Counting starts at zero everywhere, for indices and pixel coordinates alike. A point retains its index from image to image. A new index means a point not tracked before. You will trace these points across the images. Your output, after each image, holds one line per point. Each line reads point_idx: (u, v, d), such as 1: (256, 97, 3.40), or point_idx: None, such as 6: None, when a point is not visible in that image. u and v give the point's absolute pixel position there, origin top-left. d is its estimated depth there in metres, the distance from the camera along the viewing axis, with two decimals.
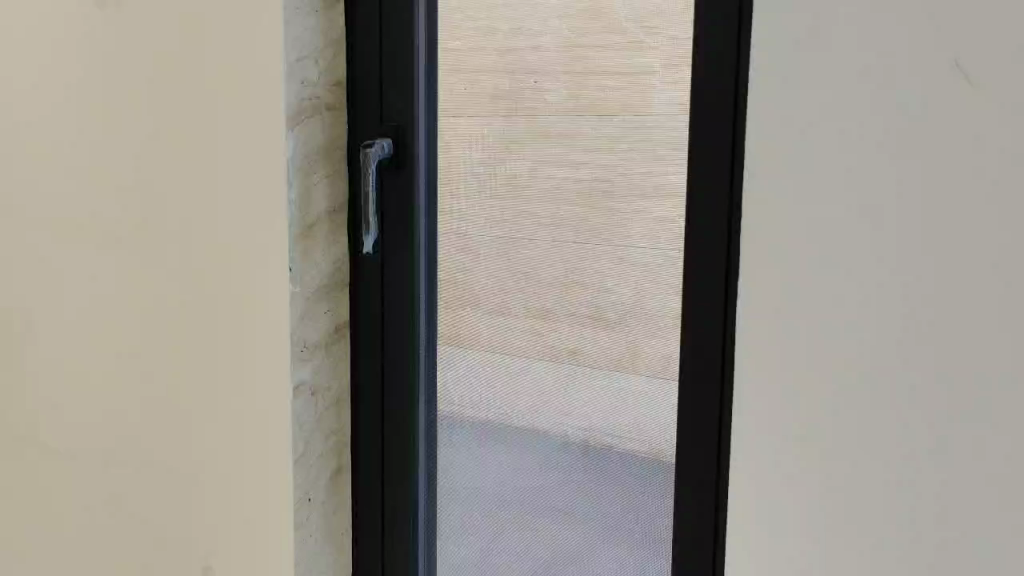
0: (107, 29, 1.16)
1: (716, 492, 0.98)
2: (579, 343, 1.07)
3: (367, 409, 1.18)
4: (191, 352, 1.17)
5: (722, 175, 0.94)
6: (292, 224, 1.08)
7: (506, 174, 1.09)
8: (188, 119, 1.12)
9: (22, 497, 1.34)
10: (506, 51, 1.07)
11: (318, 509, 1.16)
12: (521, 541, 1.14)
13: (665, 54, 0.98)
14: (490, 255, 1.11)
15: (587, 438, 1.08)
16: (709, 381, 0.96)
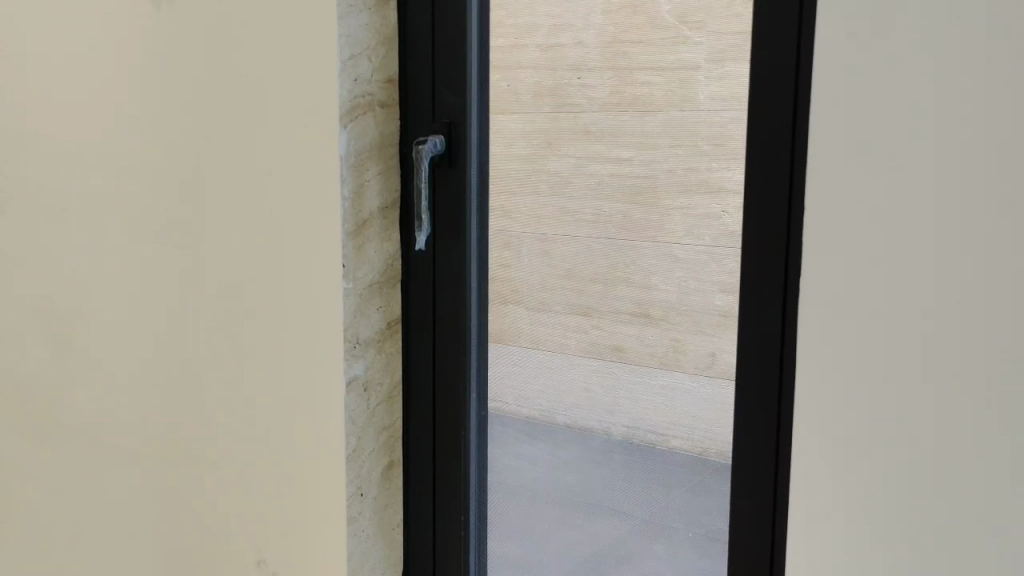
0: (154, 33, 1.19)
1: (775, 509, 0.93)
2: (625, 341, 1.07)
3: (418, 405, 1.19)
4: (237, 352, 1.19)
5: (782, 178, 0.89)
6: (345, 221, 1.08)
7: (550, 172, 1.10)
8: (232, 121, 1.14)
9: (83, 489, 1.37)
10: (548, 47, 1.08)
11: (370, 504, 1.16)
12: (566, 538, 1.13)
13: (709, 48, 0.96)
14: (532, 252, 1.12)
15: (631, 435, 1.07)
16: (768, 396, 0.92)
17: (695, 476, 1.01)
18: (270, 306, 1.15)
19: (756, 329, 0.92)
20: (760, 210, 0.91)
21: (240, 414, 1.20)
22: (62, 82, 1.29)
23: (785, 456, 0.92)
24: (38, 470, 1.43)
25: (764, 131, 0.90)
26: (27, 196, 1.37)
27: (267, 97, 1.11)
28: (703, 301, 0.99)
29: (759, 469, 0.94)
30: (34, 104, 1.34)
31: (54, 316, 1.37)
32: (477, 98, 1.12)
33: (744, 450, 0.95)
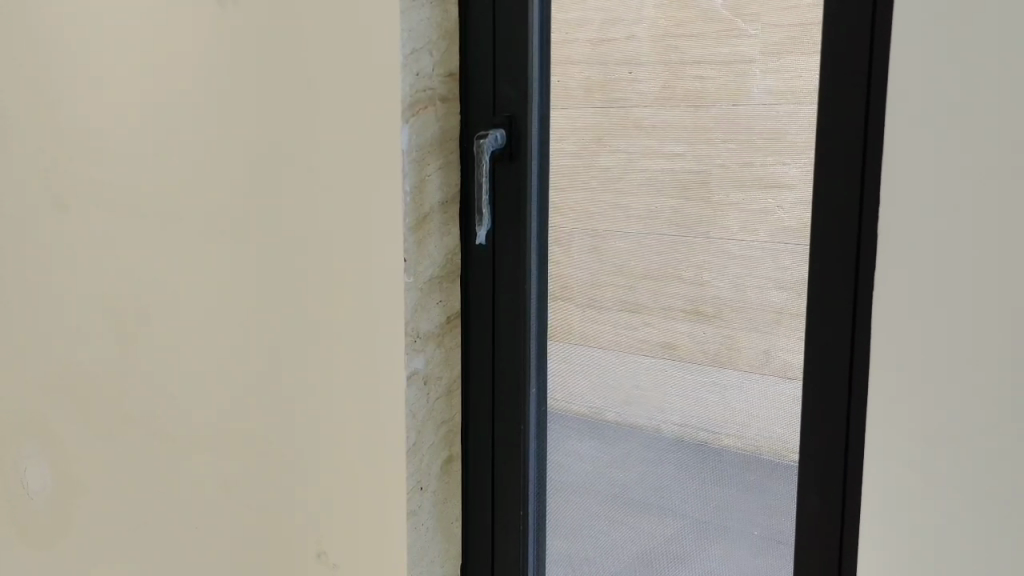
0: (210, 35, 1.21)
1: (843, 508, 0.92)
2: (676, 337, 1.05)
3: (477, 400, 1.19)
4: (291, 347, 1.21)
5: (852, 177, 0.88)
6: (407, 216, 1.08)
7: (600, 168, 1.09)
8: (286, 120, 1.16)
9: (149, 479, 1.41)
10: (600, 41, 1.07)
11: (430, 497, 1.17)
12: (622, 536, 1.12)
13: (765, 41, 0.95)
14: (583, 249, 1.11)
15: (683, 433, 1.06)
16: (836, 396, 0.91)
17: (755, 471, 1.01)
18: (323, 302, 1.16)
19: (828, 331, 0.91)
20: (830, 210, 0.89)
21: (294, 409, 1.22)
22: (124, 84, 1.33)
23: (855, 457, 0.90)
24: (105, 462, 1.47)
25: (834, 131, 0.88)
26: (94, 196, 1.41)
27: (319, 95, 1.12)
28: (757, 297, 0.99)
29: (826, 470, 0.93)
30: (97, 105, 1.37)
31: (119, 312, 1.41)
32: (538, 90, 1.11)
33: (812, 453, 0.93)
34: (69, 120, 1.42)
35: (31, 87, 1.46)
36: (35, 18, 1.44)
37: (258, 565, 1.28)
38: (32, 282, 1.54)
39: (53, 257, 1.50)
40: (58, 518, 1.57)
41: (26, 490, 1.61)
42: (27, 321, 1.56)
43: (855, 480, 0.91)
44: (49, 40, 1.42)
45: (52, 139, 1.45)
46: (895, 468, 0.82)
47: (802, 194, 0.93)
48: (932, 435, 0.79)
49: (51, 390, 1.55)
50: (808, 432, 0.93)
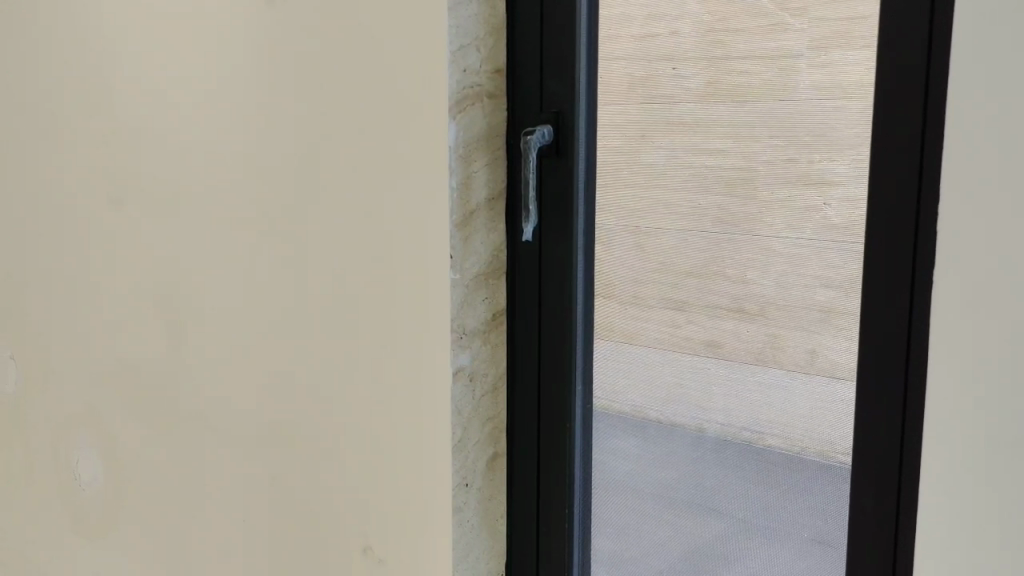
0: (257, 35, 1.23)
1: (898, 504, 0.90)
2: (720, 336, 1.04)
3: (522, 396, 1.19)
4: (335, 343, 1.22)
5: (910, 171, 0.86)
6: (454, 212, 1.08)
7: (642, 164, 1.08)
8: (330, 118, 1.17)
9: (198, 472, 1.43)
10: (643, 37, 1.06)
11: (475, 494, 1.17)
12: (668, 535, 1.11)
13: (812, 36, 0.94)
14: (624, 246, 1.10)
15: (727, 433, 1.05)
16: (891, 394, 0.89)
17: (801, 472, 0.99)
18: (368, 300, 1.17)
19: (884, 325, 0.89)
20: (886, 206, 0.88)
21: (337, 405, 1.23)
22: (172, 84, 1.36)
23: (910, 453, 0.89)
24: (153, 455, 1.50)
25: (890, 126, 0.87)
26: (142, 195, 1.45)
27: (363, 94, 1.13)
28: (803, 295, 0.97)
29: (880, 467, 0.91)
30: (146, 105, 1.41)
31: (167, 308, 1.44)
32: (585, 85, 1.10)
33: (865, 452, 0.92)
34: (119, 121, 1.46)
35: (87, 87, 1.50)
36: (91, 20, 1.47)
37: (304, 558, 1.30)
38: (86, 278, 1.58)
39: (104, 254, 1.54)
40: (109, 509, 1.60)
41: (80, 482, 1.65)
42: (83, 317, 1.60)
43: (910, 479, 0.89)
44: (102, 43, 1.46)
45: (104, 139, 1.49)
46: (951, 467, 0.82)
47: (850, 189, 0.92)
48: (990, 438, 0.79)
49: (102, 385, 1.58)
50: (863, 428, 0.92)
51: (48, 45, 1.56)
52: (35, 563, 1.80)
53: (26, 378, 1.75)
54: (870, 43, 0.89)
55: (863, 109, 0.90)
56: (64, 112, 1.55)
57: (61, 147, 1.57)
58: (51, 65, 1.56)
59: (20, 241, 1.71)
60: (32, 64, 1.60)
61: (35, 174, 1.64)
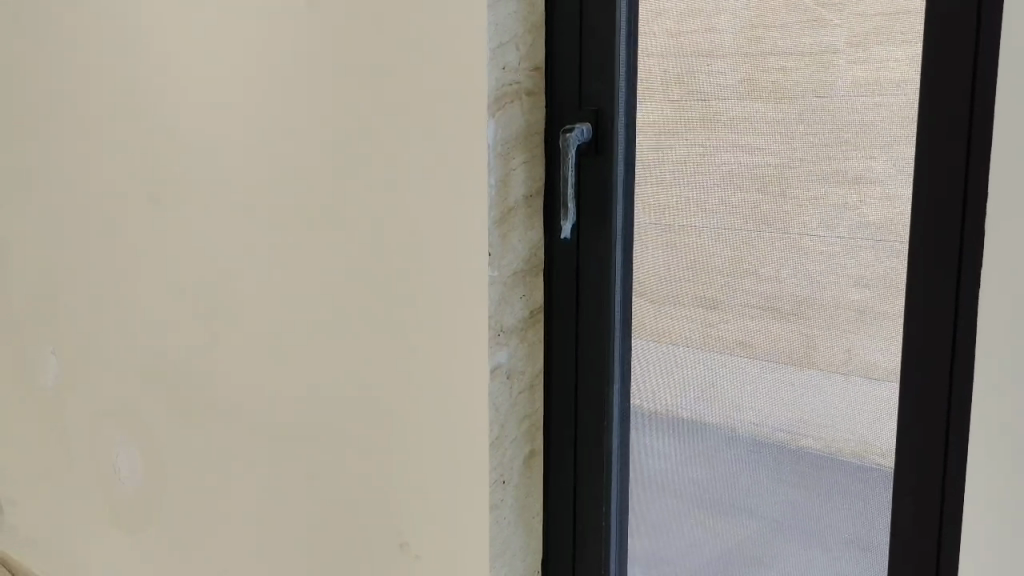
0: (292, 38, 1.25)
1: (942, 505, 0.90)
2: (753, 336, 1.03)
3: (559, 395, 1.19)
4: (370, 342, 1.23)
5: (957, 171, 0.86)
6: (492, 209, 1.08)
7: (676, 163, 1.07)
8: (365, 120, 1.18)
9: (235, 467, 1.44)
10: (680, 33, 1.05)
11: (513, 491, 1.16)
12: (706, 535, 1.11)
13: (850, 33, 0.93)
14: (657, 245, 1.10)
15: (759, 433, 1.04)
16: (936, 394, 0.89)
17: (839, 472, 0.98)
18: (403, 299, 1.18)
19: (931, 324, 0.89)
20: (932, 206, 0.88)
21: (372, 403, 1.24)
22: (208, 88, 1.38)
23: (955, 453, 0.88)
24: (190, 454, 1.53)
25: (937, 122, 0.87)
26: (179, 198, 1.47)
27: (398, 96, 1.14)
28: (838, 295, 0.97)
29: (924, 466, 0.91)
30: (183, 109, 1.43)
31: (203, 309, 1.46)
32: (624, 82, 1.10)
33: (909, 451, 0.92)
34: (155, 125, 1.49)
35: (128, 86, 1.52)
36: (131, 20, 1.49)
37: (341, 556, 1.31)
38: (124, 280, 1.61)
39: (141, 257, 1.57)
40: (148, 503, 1.62)
41: (119, 481, 1.68)
42: (124, 312, 1.63)
43: (954, 478, 0.88)
44: (137, 49, 1.49)
45: (141, 143, 1.52)
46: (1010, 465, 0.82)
47: (886, 188, 0.91)
48: None
49: (139, 385, 1.61)
50: (907, 428, 0.92)
51: (86, 54, 1.60)
52: (75, 560, 1.84)
53: (66, 372, 1.79)
54: (908, 41, 0.88)
55: (902, 106, 0.89)
56: (102, 117, 1.59)
57: (99, 152, 1.61)
58: (90, 73, 1.60)
59: (58, 244, 1.75)
60: (71, 71, 1.64)
61: (77, 172, 1.67)
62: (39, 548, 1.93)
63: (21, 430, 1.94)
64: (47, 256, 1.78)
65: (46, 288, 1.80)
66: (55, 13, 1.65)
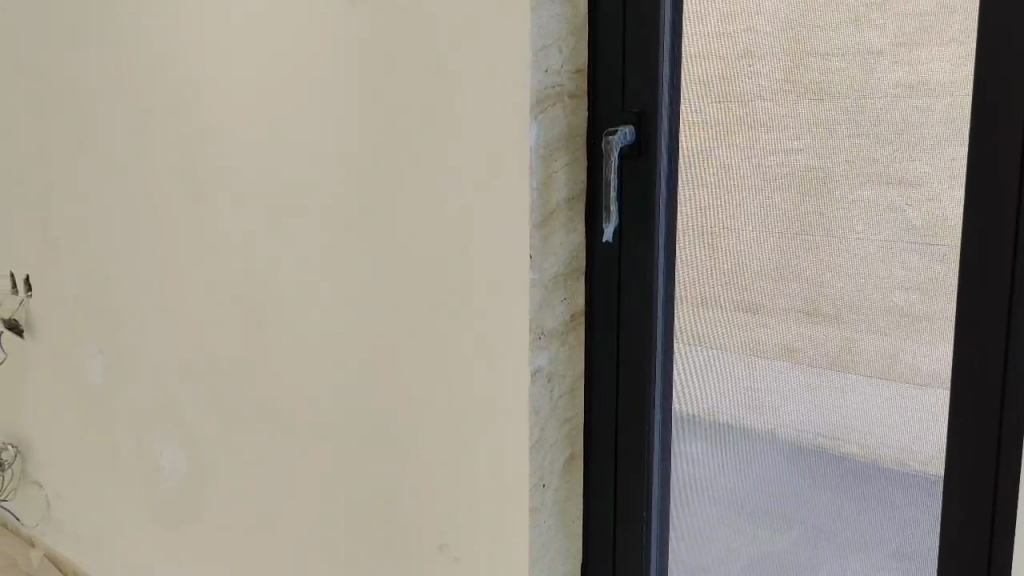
0: (311, 43, 1.29)
1: (994, 502, 0.88)
2: (793, 341, 1.02)
3: (599, 399, 1.18)
4: (391, 337, 1.26)
5: (1010, 169, 0.84)
6: (534, 212, 1.08)
7: (718, 165, 1.06)
8: (376, 119, 1.22)
9: (276, 467, 1.46)
10: (721, 34, 1.04)
11: (553, 495, 1.16)
12: (747, 540, 1.10)
13: (893, 32, 0.91)
14: (696, 249, 1.09)
15: (794, 438, 1.03)
16: (989, 394, 0.88)
17: (882, 478, 0.97)
18: (424, 296, 1.21)
19: (982, 324, 0.88)
20: (988, 207, 0.86)
21: (394, 397, 1.27)
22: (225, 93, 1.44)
23: (1009, 447, 0.87)
24: (223, 453, 1.57)
25: (990, 121, 0.85)
26: (215, 203, 1.50)
27: (409, 98, 1.18)
28: (880, 298, 0.95)
29: (976, 469, 0.89)
30: (202, 116, 1.49)
31: (228, 308, 1.51)
32: (668, 85, 1.08)
33: (959, 455, 0.90)
34: (177, 133, 1.55)
35: (172, 88, 1.55)
36: (177, 24, 1.51)
37: (374, 551, 1.32)
38: (152, 283, 1.67)
39: (170, 260, 1.62)
40: (190, 502, 1.65)
41: (158, 484, 1.72)
42: (167, 312, 1.65)
43: (1008, 480, 0.87)
44: (156, 60, 1.56)
45: (164, 152, 1.59)
46: None
47: (929, 190, 0.90)
48: None
49: (170, 386, 1.67)
50: (960, 431, 0.90)
51: (109, 69, 1.68)
52: (119, 562, 1.88)
53: (111, 370, 1.82)
54: (957, 40, 0.87)
55: (949, 106, 0.88)
56: (127, 128, 1.66)
57: (125, 161, 1.68)
58: (113, 87, 1.67)
59: (85, 250, 1.83)
60: (94, 85, 1.72)
61: (122, 173, 1.70)
62: (85, 548, 1.97)
63: (61, 435, 2.00)
64: (76, 262, 1.85)
65: (76, 294, 1.87)
66: (86, 29, 1.72)
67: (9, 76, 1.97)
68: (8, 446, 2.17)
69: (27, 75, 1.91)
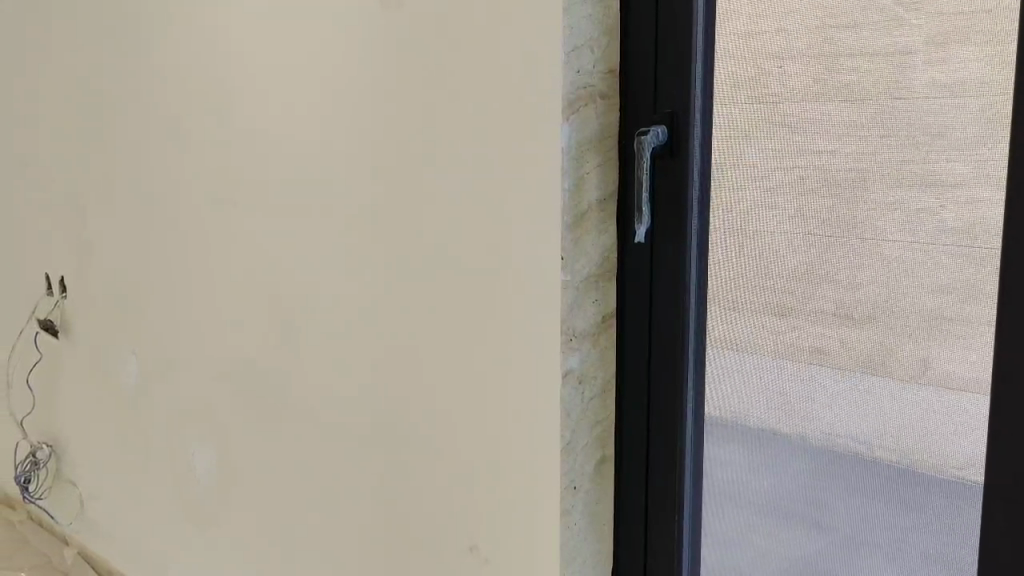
0: (345, 46, 1.29)
1: None
2: (824, 344, 1.01)
3: (631, 402, 1.17)
4: (397, 331, 1.30)
5: None
6: (566, 213, 1.07)
7: (749, 166, 1.05)
8: (391, 117, 1.25)
9: (307, 467, 1.47)
10: (750, 34, 1.03)
11: (583, 498, 1.15)
12: (778, 544, 1.09)
13: (928, 31, 0.90)
14: (725, 250, 1.08)
15: (826, 444, 1.02)
16: None
17: (918, 483, 0.96)
18: (428, 293, 1.24)
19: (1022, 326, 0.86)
20: None
21: (402, 391, 1.30)
22: (236, 96, 1.50)
23: None
24: (242, 449, 1.60)
25: None
26: (247, 205, 1.52)
27: (418, 98, 1.21)
28: (915, 302, 0.94)
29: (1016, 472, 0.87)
30: (214, 118, 1.55)
31: (244, 305, 1.56)
32: (701, 86, 1.07)
33: (998, 458, 0.88)
34: (195, 136, 1.60)
35: (206, 91, 1.56)
36: (211, 27, 1.52)
37: (381, 549, 1.36)
38: (172, 283, 1.72)
39: (189, 260, 1.67)
40: (221, 501, 1.66)
41: (191, 484, 1.74)
42: (200, 314, 1.67)
43: None
44: (172, 66, 1.63)
45: (190, 153, 1.62)
46: None
47: (964, 191, 0.89)
48: None
49: (190, 383, 1.71)
50: (998, 436, 0.88)
51: (128, 76, 1.74)
52: (151, 561, 1.90)
53: (144, 371, 1.84)
54: (993, 39, 0.86)
55: (987, 107, 0.86)
56: (146, 133, 1.72)
57: (145, 164, 1.74)
58: (133, 93, 1.74)
59: (105, 250, 1.89)
60: (129, 88, 1.74)
61: (156, 175, 1.71)
62: (118, 547, 2.00)
63: (90, 434, 2.04)
64: (99, 263, 1.92)
65: (99, 295, 1.93)
66: (122, 32, 1.74)
67: (35, 86, 2.05)
68: (44, 445, 2.21)
69: (50, 84, 1.99)
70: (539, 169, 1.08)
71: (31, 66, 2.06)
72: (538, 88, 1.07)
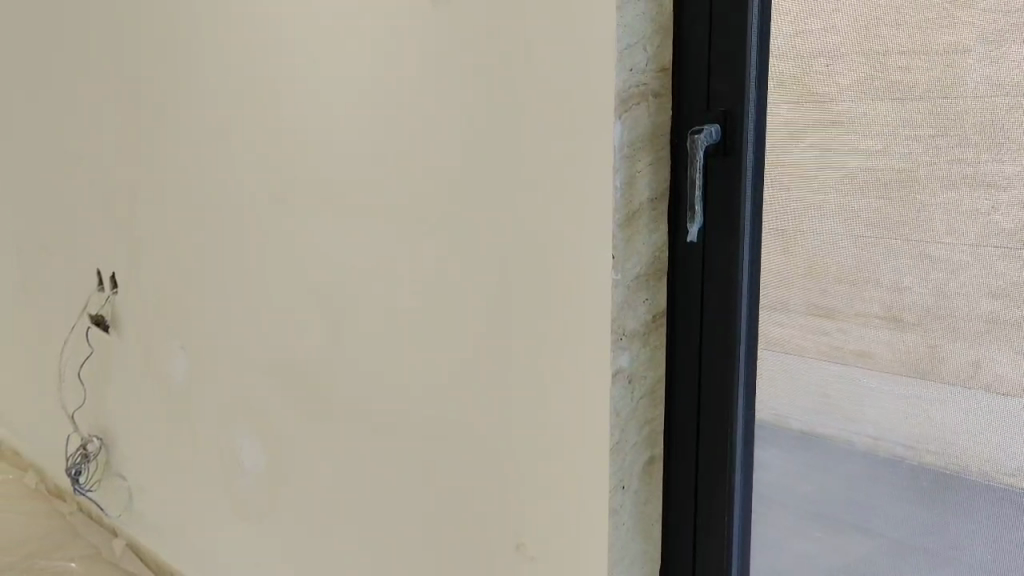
0: (396, 45, 1.31)
1: None
2: (869, 346, 1.00)
3: (681, 402, 1.16)
4: (436, 328, 1.32)
5: None
6: (618, 211, 1.07)
7: (796, 166, 1.04)
8: (440, 116, 1.25)
9: (353, 463, 1.48)
10: (798, 32, 1.02)
11: (632, 497, 1.14)
12: (823, 547, 1.08)
13: (982, 28, 0.88)
14: (772, 250, 1.07)
15: (875, 446, 1.01)
16: None
17: (967, 488, 0.94)
18: (471, 290, 1.25)
19: None
20: None
21: (448, 389, 1.31)
22: (281, 97, 1.53)
23: None
24: (285, 444, 1.63)
25: None
26: (297, 204, 1.53)
27: (467, 97, 1.21)
28: (964, 304, 0.92)
29: None
30: (258, 118, 1.59)
31: (283, 302, 1.60)
32: (753, 84, 1.06)
33: None
34: (245, 135, 1.63)
35: (256, 90, 1.58)
36: (261, 26, 1.54)
37: (384, 545, 1.44)
38: (217, 280, 1.76)
39: (235, 257, 1.70)
40: (267, 495, 1.69)
41: (237, 478, 1.76)
42: (249, 310, 1.69)
43: None
44: (217, 68, 1.67)
45: (241, 152, 1.65)
46: None
47: (1015, 192, 0.87)
48: None
49: (232, 380, 1.75)
50: None
51: (179, 76, 1.77)
52: (197, 552, 1.93)
53: (193, 366, 1.87)
54: None
55: None
56: (192, 135, 1.76)
57: (188, 166, 1.79)
58: (183, 93, 1.77)
59: (157, 247, 1.92)
60: (182, 87, 1.77)
61: (208, 173, 1.74)
62: (166, 539, 2.03)
63: (136, 428, 2.09)
64: (145, 261, 1.97)
65: (143, 293, 1.99)
66: (173, 31, 1.76)
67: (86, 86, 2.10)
68: (94, 438, 2.25)
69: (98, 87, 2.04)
70: (589, 167, 1.08)
71: (82, 67, 2.11)
72: (588, 87, 1.06)
